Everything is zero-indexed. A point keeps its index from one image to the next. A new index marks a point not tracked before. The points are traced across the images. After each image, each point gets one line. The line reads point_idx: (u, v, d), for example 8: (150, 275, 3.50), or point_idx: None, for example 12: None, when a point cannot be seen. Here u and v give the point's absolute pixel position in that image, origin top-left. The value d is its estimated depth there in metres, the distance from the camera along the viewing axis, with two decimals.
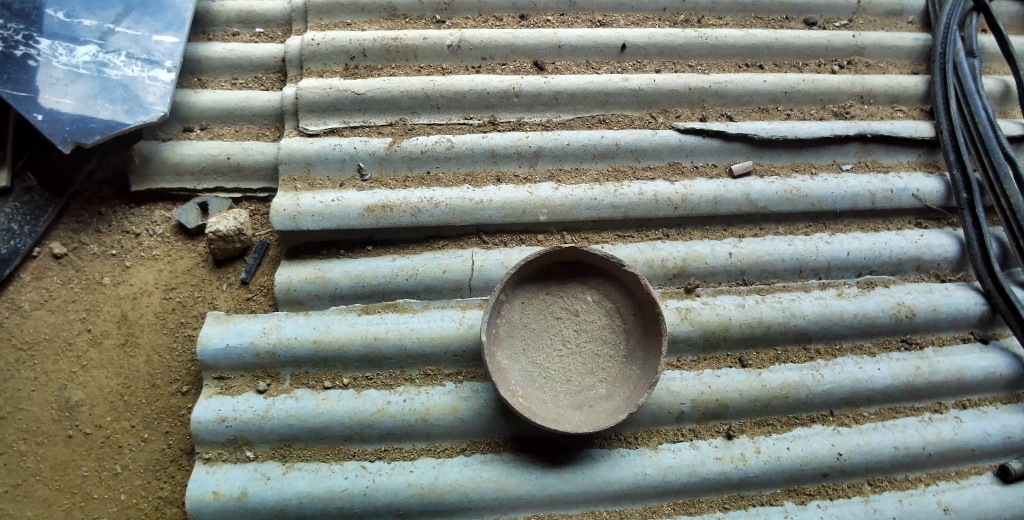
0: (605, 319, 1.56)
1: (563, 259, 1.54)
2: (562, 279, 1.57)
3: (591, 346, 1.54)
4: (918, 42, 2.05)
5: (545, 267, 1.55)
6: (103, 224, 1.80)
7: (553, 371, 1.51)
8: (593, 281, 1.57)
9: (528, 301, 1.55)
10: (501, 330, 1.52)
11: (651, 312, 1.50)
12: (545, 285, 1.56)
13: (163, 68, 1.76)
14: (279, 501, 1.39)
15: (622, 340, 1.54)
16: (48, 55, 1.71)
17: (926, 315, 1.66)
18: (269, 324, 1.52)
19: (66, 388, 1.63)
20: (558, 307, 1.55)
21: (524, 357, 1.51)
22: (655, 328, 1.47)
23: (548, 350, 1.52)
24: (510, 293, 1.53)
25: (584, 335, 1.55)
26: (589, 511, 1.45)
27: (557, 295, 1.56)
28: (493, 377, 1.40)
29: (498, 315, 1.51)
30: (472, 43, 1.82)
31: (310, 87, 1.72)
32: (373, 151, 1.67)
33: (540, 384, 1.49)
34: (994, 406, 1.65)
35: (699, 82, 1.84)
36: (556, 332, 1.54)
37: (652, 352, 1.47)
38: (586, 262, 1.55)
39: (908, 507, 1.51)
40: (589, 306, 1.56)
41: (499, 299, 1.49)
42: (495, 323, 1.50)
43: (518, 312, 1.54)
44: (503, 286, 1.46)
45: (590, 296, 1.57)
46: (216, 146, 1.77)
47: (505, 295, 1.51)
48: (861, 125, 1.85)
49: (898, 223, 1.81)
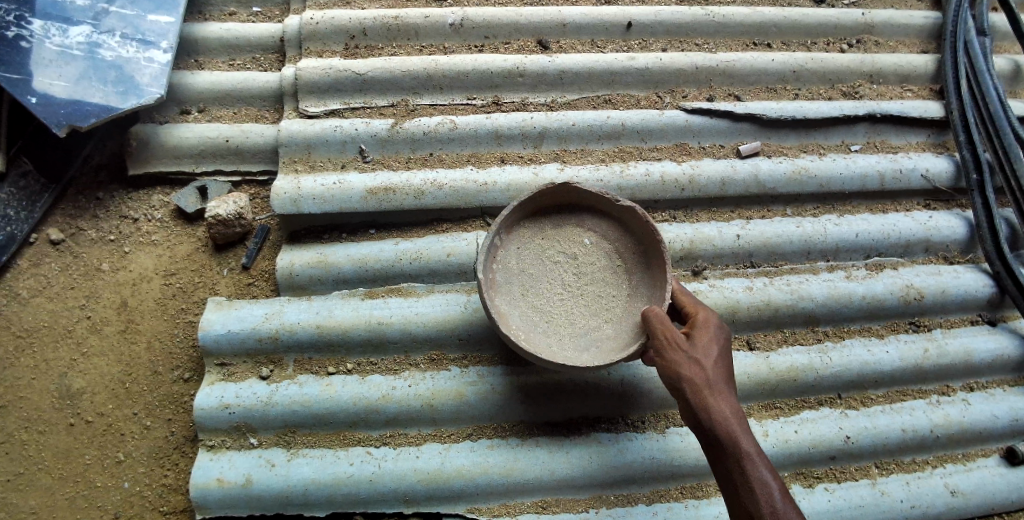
0: (605, 259, 1.54)
1: (556, 200, 1.52)
2: (558, 224, 1.55)
3: (593, 288, 1.52)
4: (927, 20, 2.01)
5: (538, 212, 1.54)
6: (101, 209, 1.78)
7: (555, 315, 1.48)
8: (589, 222, 1.56)
9: (524, 247, 1.53)
10: (500, 277, 1.48)
11: (650, 243, 1.48)
12: (541, 230, 1.54)
13: (159, 49, 1.71)
14: (285, 488, 1.38)
15: (624, 279, 1.52)
16: (41, 36, 1.68)
17: (935, 296, 1.65)
18: (271, 309, 1.50)
19: (66, 375, 1.61)
20: (556, 251, 1.54)
21: (524, 303, 1.48)
22: (657, 257, 1.45)
23: (549, 295, 1.50)
24: (505, 238, 1.50)
25: (584, 278, 1.53)
26: (596, 496, 1.44)
27: (554, 239, 1.54)
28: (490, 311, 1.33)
29: (494, 260, 1.48)
30: (475, 22, 1.78)
31: (309, 67, 1.68)
32: (374, 132, 1.64)
33: (542, 329, 1.46)
34: (1002, 388, 1.65)
35: (706, 61, 1.81)
36: (555, 276, 1.52)
37: (655, 283, 1.45)
38: (582, 203, 1.54)
39: (915, 489, 1.51)
40: (587, 249, 1.55)
41: (495, 243, 1.46)
42: (492, 269, 1.47)
43: (515, 257, 1.51)
44: (499, 226, 1.43)
45: (587, 239, 1.55)
46: (213, 127, 1.73)
47: (501, 239, 1.49)
48: (870, 105, 1.82)
49: (907, 204, 1.79)
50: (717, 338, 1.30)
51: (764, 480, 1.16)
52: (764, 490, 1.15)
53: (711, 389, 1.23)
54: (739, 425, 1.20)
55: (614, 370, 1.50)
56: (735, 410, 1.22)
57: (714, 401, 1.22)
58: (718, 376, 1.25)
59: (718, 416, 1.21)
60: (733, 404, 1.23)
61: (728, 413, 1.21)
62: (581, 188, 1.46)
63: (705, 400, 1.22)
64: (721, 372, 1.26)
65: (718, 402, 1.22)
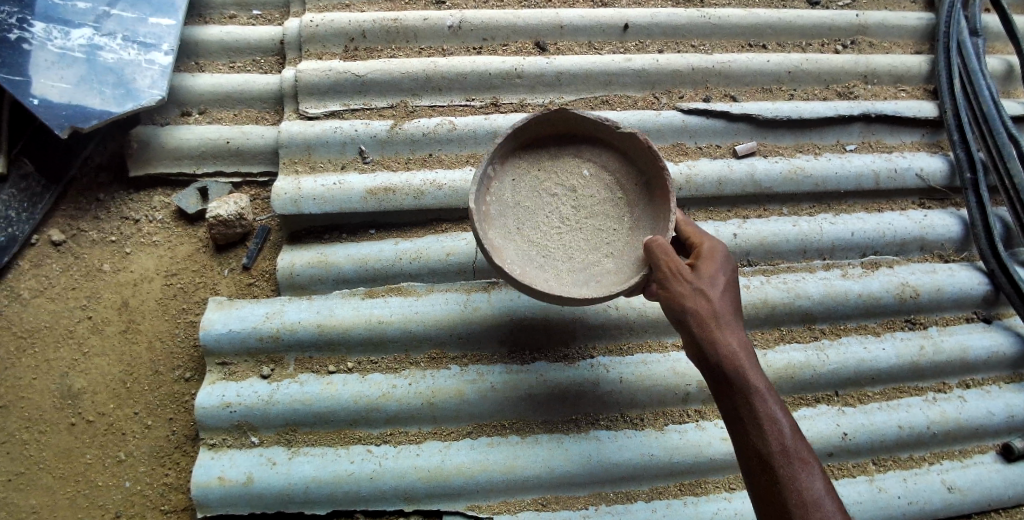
0: (605, 192, 1.48)
1: (554, 129, 1.44)
2: (556, 154, 1.48)
3: (593, 221, 1.45)
4: (921, 22, 2.03)
5: (534, 142, 1.47)
6: (102, 210, 1.79)
7: (552, 250, 1.41)
8: (588, 153, 1.49)
9: (519, 178, 1.46)
10: (493, 211, 1.41)
11: (654, 172, 1.40)
12: (537, 162, 1.47)
13: (160, 51, 1.73)
14: (286, 486, 1.38)
15: (625, 212, 1.46)
16: (43, 38, 1.69)
17: (930, 294, 1.67)
18: (272, 308, 1.51)
19: (68, 375, 1.62)
20: (553, 183, 1.47)
21: (519, 236, 1.41)
22: (660, 187, 1.37)
23: (546, 229, 1.43)
24: (498, 169, 1.43)
25: (584, 213, 1.46)
26: (595, 492, 1.45)
27: (551, 170, 1.47)
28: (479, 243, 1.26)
29: (488, 193, 1.41)
30: (473, 24, 1.80)
31: (309, 69, 1.69)
32: (374, 133, 1.66)
33: (539, 264, 1.38)
34: (997, 385, 1.66)
35: (702, 62, 1.83)
36: (553, 210, 1.46)
37: (658, 214, 1.38)
38: (581, 132, 1.47)
39: (913, 485, 1.52)
40: (586, 180, 1.48)
41: (487, 173, 1.39)
42: (485, 203, 1.40)
43: (510, 189, 1.44)
44: (491, 155, 1.36)
45: (586, 170, 1.48)
46: (214, 129, 1.74)
47: (494, 169, 1.41)
48: (865, 105, 1.84)
49: (902, 203, 1.81)
50: (723, 267, 1.23)
51: (772, 416, 1.11)
52: (773, 427, 1.10)
53: (718, 322, 1.16)
54: (748, 359, 1.15)
55: (612, 368, 1.51)
56: (743, 343, 1.17)
57: (721, 335, 1.15)
58: (725, 309, 1.18)
59: (726, 351, 1.15)
60: (741, 337, 1.18)
61: (735, 348, 1.15)
62: (580, 114, 1.38)
63: (712, 334, 1.16)
64: (728, 304, 1.19)
65: (725, 336, 1.16)
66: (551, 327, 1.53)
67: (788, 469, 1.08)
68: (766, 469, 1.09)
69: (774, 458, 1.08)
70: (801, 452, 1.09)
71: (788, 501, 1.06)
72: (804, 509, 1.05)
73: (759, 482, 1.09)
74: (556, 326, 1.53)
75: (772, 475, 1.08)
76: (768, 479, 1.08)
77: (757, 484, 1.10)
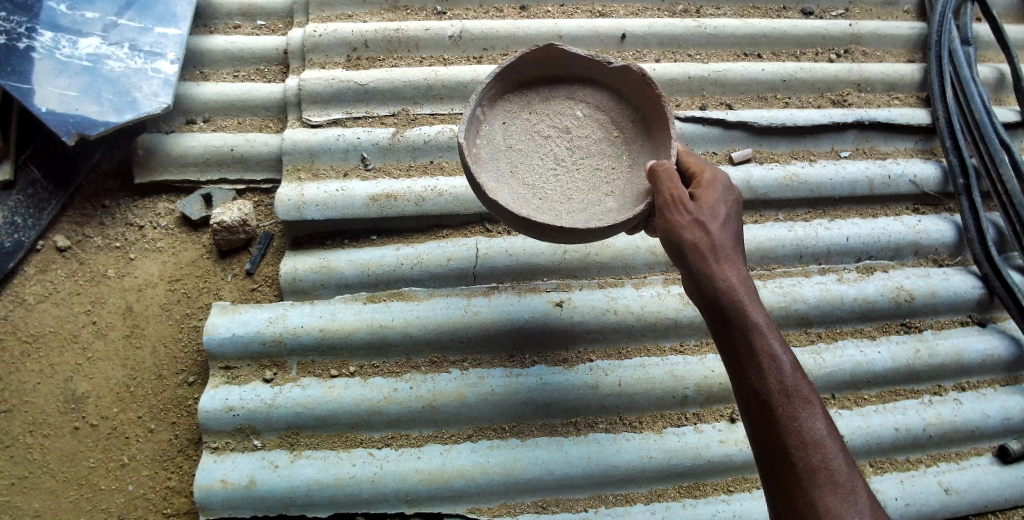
0: (600, 131, 1.50)
1: (545, 71, 1.48)
2: (548, 98, 1.51)
3: (589, 160, 1.47)
4: (913, 30, 2.07)
5: (524, 84, 1.50)
6: (107, 216, 1.82)
7: (549, 193, 1.41)
8: (580, 94, 1.52)
9: (510, 121, 1.48)
10: (485, 154, 1.42)
11: (650, 106, 1.44)
12: (528, 105, 1.50)
13: (166, 59, 1.76)
14: (288, 489, 1.39)
15: (622, 150, 1.48)
16: (51, 47, 1.73)
17: (925, 298, 1.69)
18: (275, 313, 1.52)
19: (72, 379, 1.64)
20: (545, 126, 1.49)
21: (513, 180, 1.41)
22: (658, 120, 1.40)
23: (541, 172, 1.44)
24: (488, 112, 1.45)
25: (578, 154, 1.48)
26: (595, 495, 1.46)
27: (543, 112, 1.50)
28: (470, 172, 1.26)
29: (478, 135, 1.43)
30: (473, 34, 1.83)
31: (313, 78, 1.73)
32: (376, 141, 1.69)
33: (536, 206, 1.36)
34: (993, 387, 1.68)
35: (698, 71, 1.86)
36: (547, 152, 1.47)
37: (657, 146, 1.40)
38: (573, 73, 1.50)
39: (910, 487, 1.53)
40: (579, 121, 1.51)
41: (477, 114, 1.41)
42: (475, 145, 1.41)
43: (501, 133, 1.46)
44: (481, 93, 1.38)
45: (579, 111, 1.51)
46: (219, 137, 1.77)
47: (483, 112, 1.44)
48: (859, 112, 1.87)
49: (896, 209, 1.84)
50: (724, 198, 1.19)
51: (772, 353, 1.05)
52: (773, 364, 1.04)
53: (716, 254, 1.11)
54: (748, 292, 1.09)
55: (611, 371, 1.53)
56: (743, 276, 1.11)
57: (719, 267, 1.10)
58: (724, 241, 1.13)
59: (724, 284, 1.09)
60: (741, 270, 1.12)
61: (734, 281, 1.10)
62: (569, 50, 1.42)
63: (709, 266, 1.10)
64: (728, 236, 1.14)
65: (723, 268, 1.10)
66: (550, 331, 1.55)
67: (788, 409, 1.02)
68: (765, 409, 1.03)
69: (774, 397, 1.03)
70: (802, 390, 1.03)
71: (786, 440, 1.01)
72: (804, 449, 1.00)
73: (757, 422, 1.04)
74: (555, 330, 1.55)
75: (771, 415, 1.02)
76: (767, 419, 1.02)
77: (755, 425, 1.04)
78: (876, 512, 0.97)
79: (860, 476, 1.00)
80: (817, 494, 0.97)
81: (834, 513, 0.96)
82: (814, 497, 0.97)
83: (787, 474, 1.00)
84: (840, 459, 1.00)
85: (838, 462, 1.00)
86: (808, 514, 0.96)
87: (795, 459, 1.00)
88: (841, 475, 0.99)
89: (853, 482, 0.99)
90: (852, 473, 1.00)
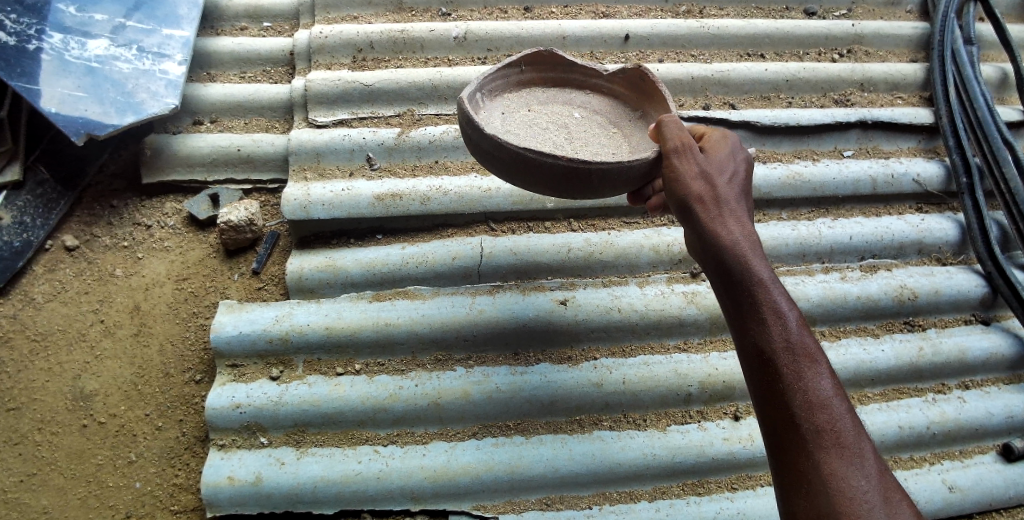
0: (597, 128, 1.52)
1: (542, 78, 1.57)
2: (545, 102, 1.56)
3: (588, 149, 1.44)
4: (916, 31, 2.08)
5: (523, 86, 1.56)
6: (115, 216, 1.85)
7: None
8: (576, 102, 1.58)
9: (507, 110, 1.50)
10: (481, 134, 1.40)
11: (648, 104, 1.50)
12: (526, 105, 1.54)
13: (174, 61, 1.79)
14: (294, 485, 1.39)
15: (622, 142, 1.48)
16: (60, 48, 1.75)
17: (928, 296, 1.69)
18: (281, 311, 1.54)
19: (80, 377, 1.65)
20: (544, 121, 1.51)
21: None
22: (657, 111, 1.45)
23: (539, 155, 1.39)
24: (487, 102, 1.47)
25: (577, 143, 1.46)
26: (600, 492, 1.46)
27: (542, 111, 1.53)
28: (468, 117, 1.26)
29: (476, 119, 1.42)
30: (478, 35, 1.85)
31: (319, 79, 1.75)
32: (382, 141, 1.70)
33: None
34: (996, 386, 1.68)
35: (701, 71, 1.87)
36: (545, 139, 1.46)
37: None
38: (569, 82, 1.59)
39: (913, 485, 1.53)
40: (577, 121, 1.54)
41: (477, 100, 1.42)
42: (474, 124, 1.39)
43: (499, 120, 1.46)
44: (485, 80, 1.42)
45: (577, 115, 1.55)
46: (225, 137, 1.79)
47: (485, 99, 1.46)
48: (862, 112, 1.88)
49: (900, 208, 1.84)
50: (732, 158, 1.20)
51: (778, 310, 1.03)
52: (778, 320, 1.02)
53: (720, 209, 1.11)
54: (753, 248, 1.07)
55: (615, 369, 1.54)
56: (748, 233, 1.10)
57: (722, 223, 1.10)
58: (729, 198, 1.13)
59: (728, 240, 1.08)
60: (746, 227, 1.11)
61: (738, 236, 1.08)
62: (565, 56, 1.53)
63: (713, 221, 1.10)
64: (735, 193, 1.14)
65: (728, 224, 1.09)
66: (555, 330, 1.55)
67: (793, 368, 1.00)
68: (768, 368, 1.01)
69: (779, 354, 1.01)
70: (808, 348, 1.01)
71: (791, 399, 0.98)
72: (809, 410, 0.98)
73: (761, 382, 1.02)
74: (560, 328, 1.56)
75: (775, 373, 1.00)
76: (771, 379, 1.00)
77: (759, 384, 1.02)
78: (883, 476, 0.95)
79: (866, 438, 0.98)
80: (822, 456, 0.95)
81: (838, 475, 0.93)
82: (819, 459, 0.94)
83: (790, 436, 0.97)
84: (846, 420, 0.98)
85: (845, 423, 0.97)
86: (812, 477, 0.94)
87: (800, 418, 0.97)
88: (848, 437, 0.96)
89: (859, 444, 0.96)
90: (859, 435, 0.97)
